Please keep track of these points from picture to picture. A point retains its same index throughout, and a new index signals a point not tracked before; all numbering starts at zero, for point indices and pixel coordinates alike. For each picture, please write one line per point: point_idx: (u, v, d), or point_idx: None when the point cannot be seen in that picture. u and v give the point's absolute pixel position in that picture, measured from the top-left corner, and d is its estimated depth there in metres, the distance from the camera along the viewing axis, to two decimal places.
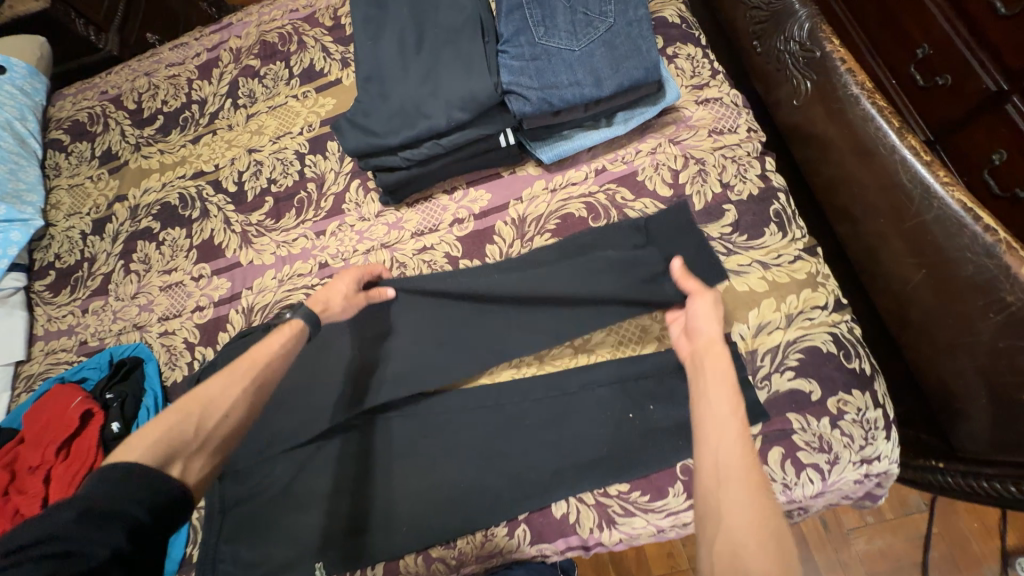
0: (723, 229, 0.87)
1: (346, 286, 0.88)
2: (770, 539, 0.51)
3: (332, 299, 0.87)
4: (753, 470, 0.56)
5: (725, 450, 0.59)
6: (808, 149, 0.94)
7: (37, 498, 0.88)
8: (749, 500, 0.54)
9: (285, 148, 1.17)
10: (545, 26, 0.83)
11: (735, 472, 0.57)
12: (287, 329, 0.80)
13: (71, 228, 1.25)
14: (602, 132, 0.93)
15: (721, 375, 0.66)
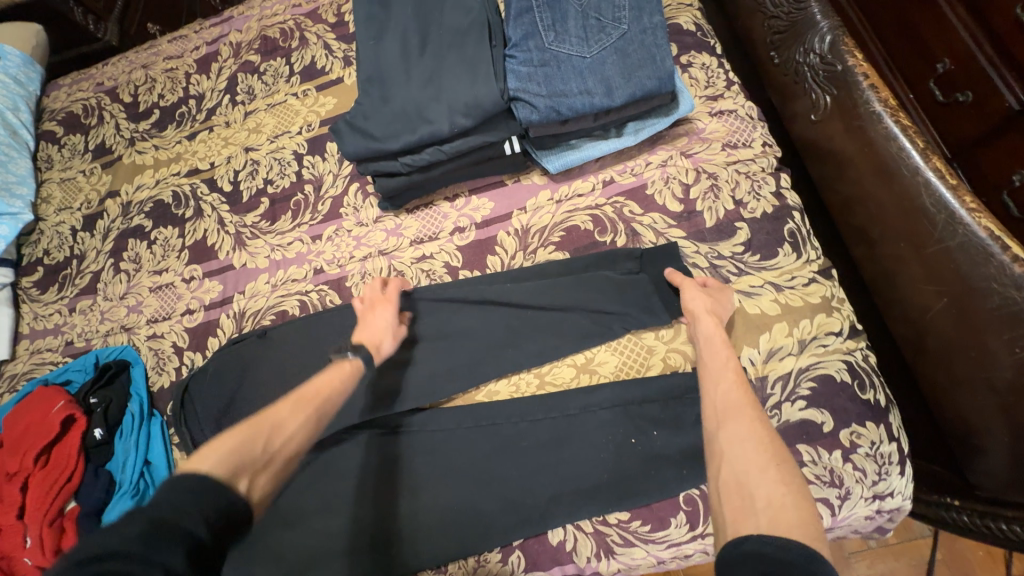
0: (735, 248, 0.83)
1: (390, 322, 0.83)
2: (771, 460, 0.57)
3: (379, 337, 0.81)
4: (751, 407, 0.64)
5: (726, 394, 0.67)
6: (824, 166, 0.90)
7: (14, 507, 0.85)
8: (746, 432, 0.61)
9: (283, 148, 1.13)
10: (556, 31, 0.79)
11: (735, 408, 0.64)
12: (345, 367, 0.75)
13: (61, 224, 1.22)
14: (611, 143, 0.89)
15: (715, 336, 0.74)
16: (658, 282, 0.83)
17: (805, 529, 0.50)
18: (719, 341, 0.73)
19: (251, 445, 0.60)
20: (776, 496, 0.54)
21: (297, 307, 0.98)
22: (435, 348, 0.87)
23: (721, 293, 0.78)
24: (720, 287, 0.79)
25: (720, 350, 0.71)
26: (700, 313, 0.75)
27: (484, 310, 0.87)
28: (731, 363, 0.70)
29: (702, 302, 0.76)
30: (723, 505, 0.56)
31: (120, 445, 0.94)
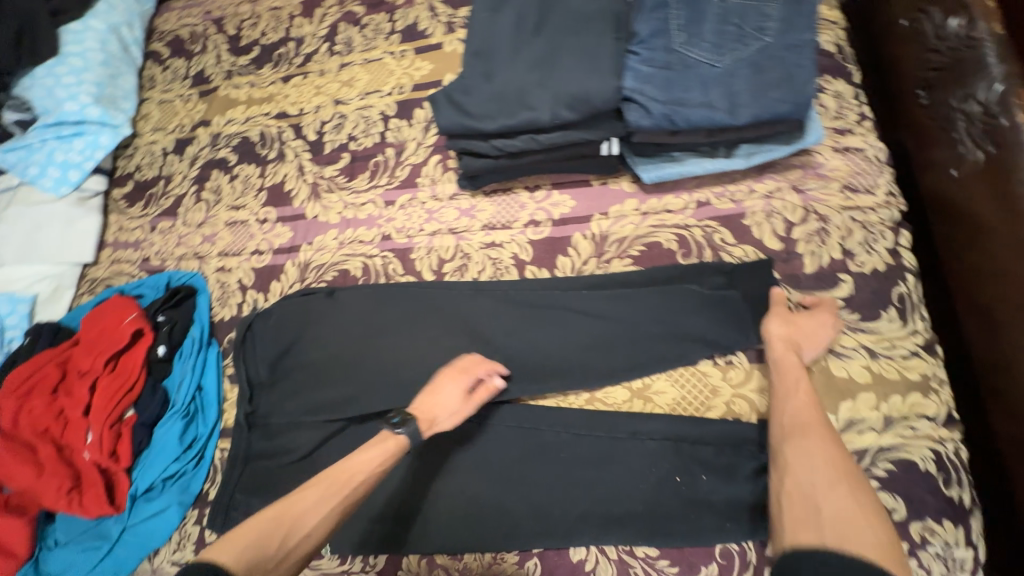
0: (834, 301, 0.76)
1: (455, 400, 0.78)
2: (841, 476, 0.57)
3: (438, 411, 0.77)
4: (824, 425, 0.63)
5: (797, 409, 0.66)
6: (953, 231, 0.80)
7: (80, 405, 0.92)
8: (816, 450, 0.60)
9: (372, 106, 1.12)
10: (688, 32, 0.73)
11: (805, 423, 0.63)
12: (388, 446, 0.74)
13: (154, 143, 1.27)
14: (717, 163, 0.83)
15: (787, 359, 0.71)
16: (736, 326, 0.78)
17: (874, 547, 0.50)
18: (793, 362, 0.70)
19: (268, 539, 0.62)
20: (844, 509, 0.53)
21: (360, 269, 1.00)
22: (490, 341, 0.87)
23: (816, 317, 0.73)
24: (820, 312, 0.74)
25: (794, 368, 0.69)
26: (777, 342, 0.72)
27: (541, 314, 0.86)
28: (808, 388, 0.67)
29: (780, 328, 0.72)
30: (782, 512, 0.56)
31: (178, 366, 0.99)
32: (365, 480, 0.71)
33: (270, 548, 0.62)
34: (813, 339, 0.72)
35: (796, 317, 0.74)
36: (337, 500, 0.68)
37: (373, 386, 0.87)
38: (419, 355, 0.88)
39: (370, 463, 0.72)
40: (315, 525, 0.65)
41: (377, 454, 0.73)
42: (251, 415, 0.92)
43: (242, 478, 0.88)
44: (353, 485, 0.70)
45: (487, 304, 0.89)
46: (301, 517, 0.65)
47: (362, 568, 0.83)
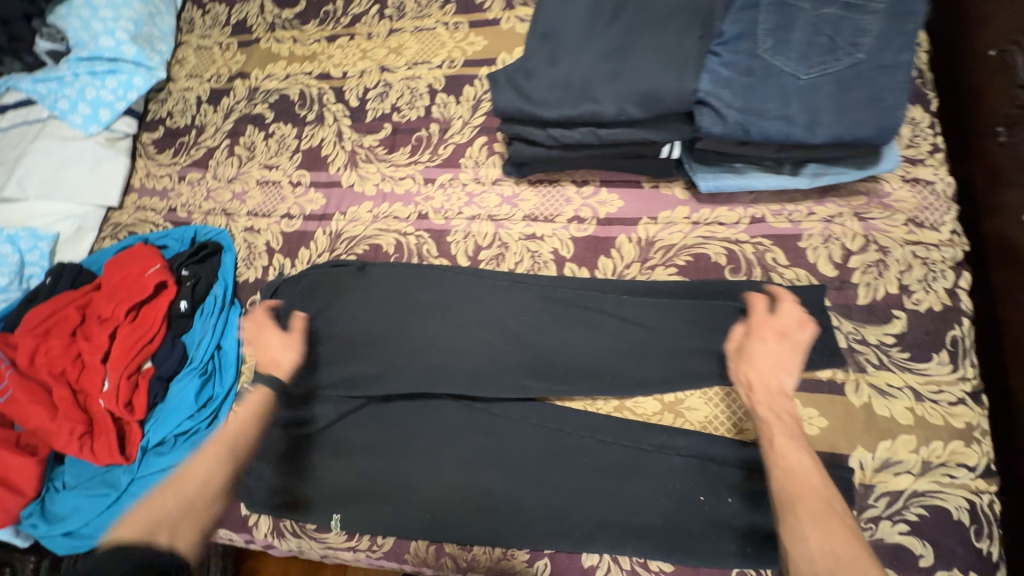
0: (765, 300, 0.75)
1: (275, 339, 0.88)
2: (842, 559, 0.55)
3: (277, 354, 0.86)
4: (813, 493, 0.61)
5: (782, 472, 0.63)
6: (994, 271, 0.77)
7: (99, 351, 0.90)
8: (811, 532, 0.58)
9: (419, 77, 1.08)
10: (776, 38, 0.68)
11: (794, 493, 0.61)
12: (252, 398, 0.83)
13: (188, 90, 1.23)
14: (781, 180, 0.79)
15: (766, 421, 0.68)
16: None
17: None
18: (768, 413, 0.69)
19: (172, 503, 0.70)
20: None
21: (392, 246, 0.97)
22: (520, 336, 0.85)
23: (762, 346, 0.72)
24: (758, 335, 0.73)
25: (771, 423, 0.68)
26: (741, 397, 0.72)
27: (576, 315, 0.84)
28: (784, 446, 0.65)
29: (737, 376, 0.73)
30: None
31: (199, 323, 0.97)
32: (241, 429, 0.80)
33: (168, 504, 0.70)
34: (761, 372, 0.71)
35: (746, 356, 0.73)
36: (218, 450, 0.78)
37: (398, 367, 0.86)
38: (446, 342, 0.86)
39: (240, 417, 0.81)
40: (208, 473, 0.76)
41: (250, 411, 0.82)
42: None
43: None
44: (231, 434, 0.80)
45: (522, 297, 0.87)
46: (187, 476, 0.75)
47: (368, 547, 0.83)
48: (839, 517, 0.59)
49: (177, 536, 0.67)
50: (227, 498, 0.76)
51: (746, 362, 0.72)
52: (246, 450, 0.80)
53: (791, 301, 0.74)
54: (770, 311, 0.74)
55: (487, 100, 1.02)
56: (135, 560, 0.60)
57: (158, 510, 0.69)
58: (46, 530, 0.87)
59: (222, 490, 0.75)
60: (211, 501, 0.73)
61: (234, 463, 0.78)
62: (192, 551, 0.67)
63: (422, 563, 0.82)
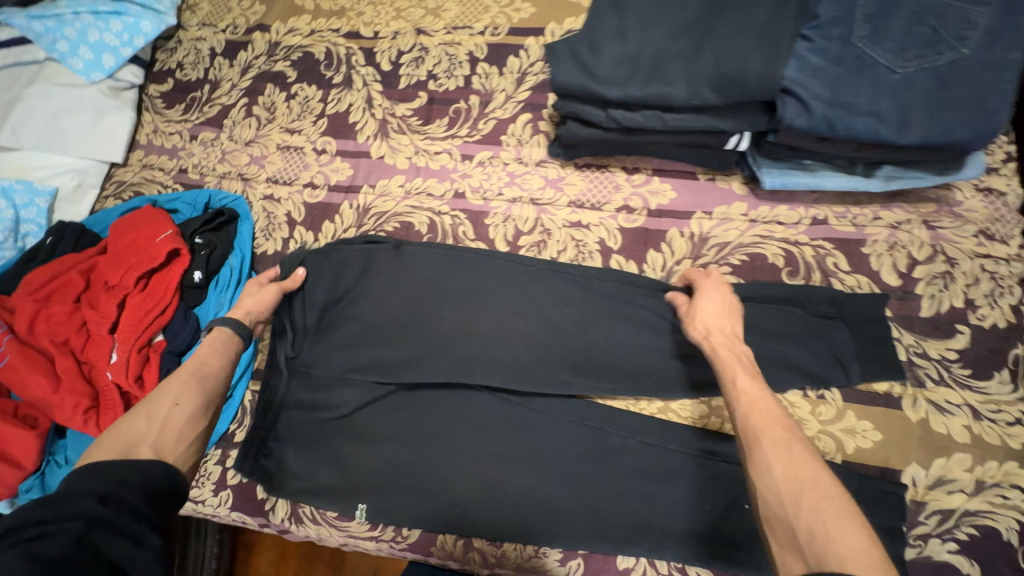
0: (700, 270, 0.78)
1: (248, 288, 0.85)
2: (807, 482, 0.52)
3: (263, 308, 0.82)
4: (773, 420, 0.57)
5: (743, 408, 0.60)
6: None
7: (106, 321, 0.83)
8: (774, 460, 0.54)
9: (459, 44, 1.00)
10: (874, 25, 0.63)
11: (755, 425, 0.58)
12: (213, 336, 0.77)
13: (201, 40, 1.13)
14: (851, 182, 0.75)
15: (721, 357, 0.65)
16: (833, 360, 0.72)
17: (853, 558, 0.45)
18: (728, 354, 0.66)
19: (140, 430, 0.64)
20: (816, 521, 0.49)
21: (425, 225, 0.91)
22: (560, 329, 0.81)
23: (710, 296, 0.73)
24: (708, 289, 0.73)
25: (728, 361, 0.65)
26: (698, 342, 0.69)
27: (622, 309, 0.80)
28: (745, 382, 0.62)
29: (693, 327, 0.71)
30: (772, 538, 0.52)
31: (214, 295, 0.91)
32: (203, 361, 0.74)
33: (145, 426, 0.64)
34: (713, 317, 0.70)
35: (695, 309, 0.72)
36: (184, 377, 0.71)
37: (433, 354, 0.81)
38: (482, 331, 0.81)
39: (202, 354, 0.75)
40: (178, 397, 0.68)
41: (208, 348, 0.76)
42: (291, 359, 0.84)
43: (277, 424, 0.83)
44: (195, 363, 0.73)
45: (565, 289, 0.82)
46: (158, 401, 0.68)
47: (392, 537, 0.80)
48: (802, 442, 0.55)
49: (160, 453, 0.63)
50: (210, 415, 0.71)
51: (700, 312, 0.71)
52: (215, 378, 0.73)
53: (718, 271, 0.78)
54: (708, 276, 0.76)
55: (533, 74, 0.95)
56: (111, 477, 0.57)
57: (133, 431, 0.63)
58: None
59: (200, 409, 0.69)
60: (192, 421, 0.68)
61: (205, 389, 0.71)
62: (180, 465, 0.64)
63: (449, 557, 0.79)
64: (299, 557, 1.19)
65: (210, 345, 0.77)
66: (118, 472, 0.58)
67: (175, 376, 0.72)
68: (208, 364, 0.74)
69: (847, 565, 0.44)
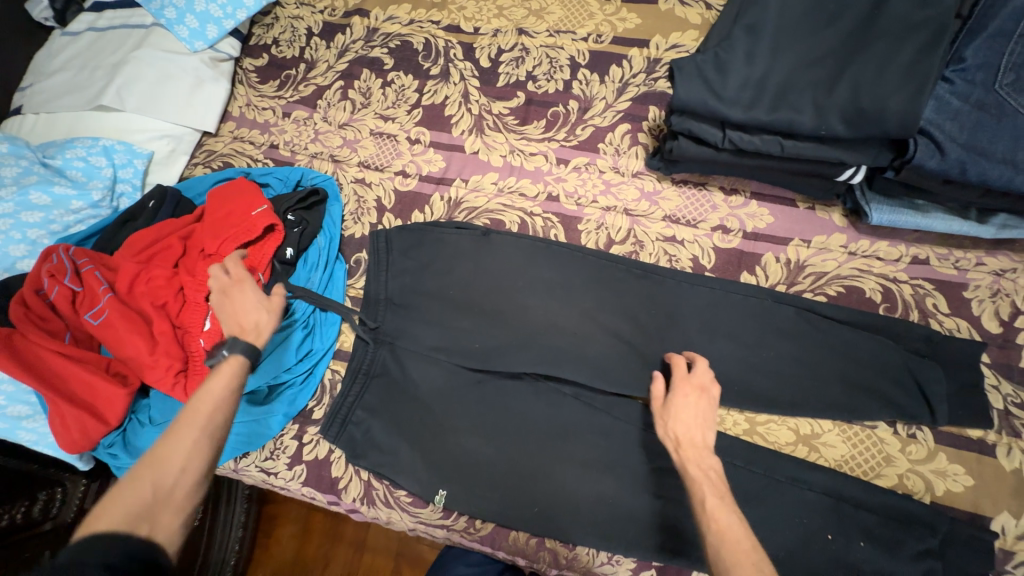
0: (680, 359, 0.74)
1: (254, 301, 0.75)
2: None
3: (251, 319, 0.73)
4: (742, 553, 0.52)
5: (712, 535, 0.55)
6: None
7: (203, 289, 0.85)
8: None
9: (561, 48, 1.01)
10: (1018, 74, 0.64)
11: (726, 561, 0.52)
12: (226, 369, 0.65)
13: (298, 19, 1.14)
14: (960, 226, 0.76)
15: (700, 475, 0.61)
16: (932, 400, 0.72)
17: None
18: (696, 471, 0.62)
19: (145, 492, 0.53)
20: None
21: (516, 224, 0.92)
22: (648, 341, 0.80)
23: (683, 402, 0.69)
24: (678, 392, 0.70)
25: (698, 479, 0.60)
26: (670, 456, 0.66)
27: (718, 328, 0.79)
28: (715, 506, 0.57)
29: (665, 434, 0.68)
30: None
31: (303, 273, 0.93)
32: (216, 403, 0.62)
33: (146, 497, 0.53)
34: (686, 430, 0.66)
35: (669, 411, 0.69)
36: (195, 431, 0.59)
37: (521, 345, 0.81)
38: (570, 332, 0.81)
39: (216, 388, 0.63)
40: (186, 461, 0.57)
41: (220, 383, 0.64)
42: (376, 331, 0.86)
43: (363, 398, 0.84)
44: (210, 410, 0.61)
45: (655, 303, 0.81)
46: (163, 463, 0.55)
47: (464, 528, 0.81)
48: None
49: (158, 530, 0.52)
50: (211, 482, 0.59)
51: (671, 418, 0.68)
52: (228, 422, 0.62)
53: (700, 360, 0.74)
54: (686, 370, 0.72)
55: (635, 85, 0.96)
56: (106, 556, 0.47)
57: (135, 500, 0.53)
58: (124, 461, 0.85)
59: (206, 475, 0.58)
60: (196, 489, 0.57)
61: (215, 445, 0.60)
62: (173, 546, 0.54)
63: (518, 554, 0.79)
64: (320, 532, 1.18)
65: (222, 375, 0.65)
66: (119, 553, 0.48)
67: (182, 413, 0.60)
68: (222, 404, 0.62)
69: None
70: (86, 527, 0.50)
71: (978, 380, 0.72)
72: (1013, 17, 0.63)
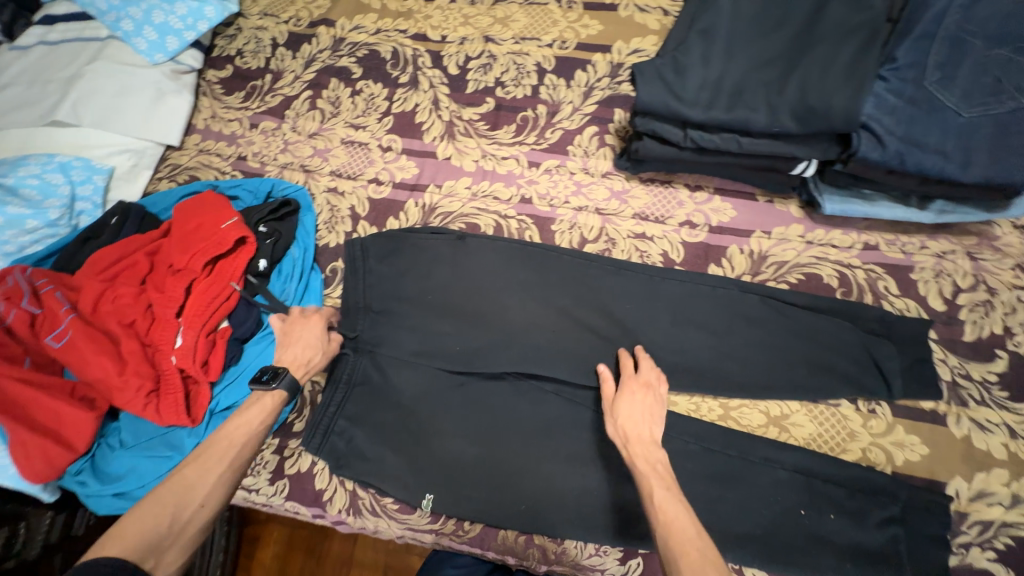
0: (628, 356, 0.78)
1: (317, 337, 0.80)
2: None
3: (307, 356, 0.78)
4: (688, 540, 0.57)
5: (660, 525, 0.60)
6: None
7: (173, 305, 0.83)
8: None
9: (526, 54, 1.03)
10: (944, 72, 0.69)
11: (673, 548, 0.57)
12: (265, 406, 0.72)
13: (262, 29, 1.14)
14: (906, 213, 0.81)
15: (650, 469, 0.66)
16: (888, 376, 0.76)
17: None
18: (643, 465, 0.67)
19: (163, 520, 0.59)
20: None
21: (491, 227, 0.93)
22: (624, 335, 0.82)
23: (631, 398, 0.74)
24: (627, 389, 0.74)
25: (645, 473, 0.66)
26: (620, 452, 0.71)
27: (689, 318, 0.82)
28: (662, 497, 0.62)
29: (615, 430, 0.72)
30: None
31: (279, 284, 0.91)
32: (245, 440, 0.68)
33: (165, 524, 0.58)
34: (635, 428, 0.71)
35: (618, 408, 0.74)
36: (221, 469, 0.64)
37: (501, 346, 0.82)
38: (548, 330, 0.83)
39: (249, 423, 0.70)
40: (206, 495, 0.62)
41: (253, 420, 0.70)
42: (356, 340, 0.85)
43: (345, 406, 0.83)
44: (237, 449, 0.67)
45: (629, 297, 0.84)
46: (187, 493, 0.61)
47: (453, 531, 0.81)
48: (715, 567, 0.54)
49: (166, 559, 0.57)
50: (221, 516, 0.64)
51: (620, 416, 0.73)
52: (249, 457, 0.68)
53: (645, 354, 0.79)
54: (634, 369, 0.77)
55: (600, 88, 0.99)
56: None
57: (155, 526, 0.58)
58: (93, 488, 0.81)
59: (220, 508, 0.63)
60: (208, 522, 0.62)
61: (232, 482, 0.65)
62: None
63: (508, 553, 0.80)
64: (305, 551, 1.15)
65: (256, 408, 0.72)
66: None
67: (211, 444, 0.66)
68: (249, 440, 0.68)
69: None
70: (104, 546, 0.56)
71: (927, 356, 0.78)
72: (936, 20, 0.69)
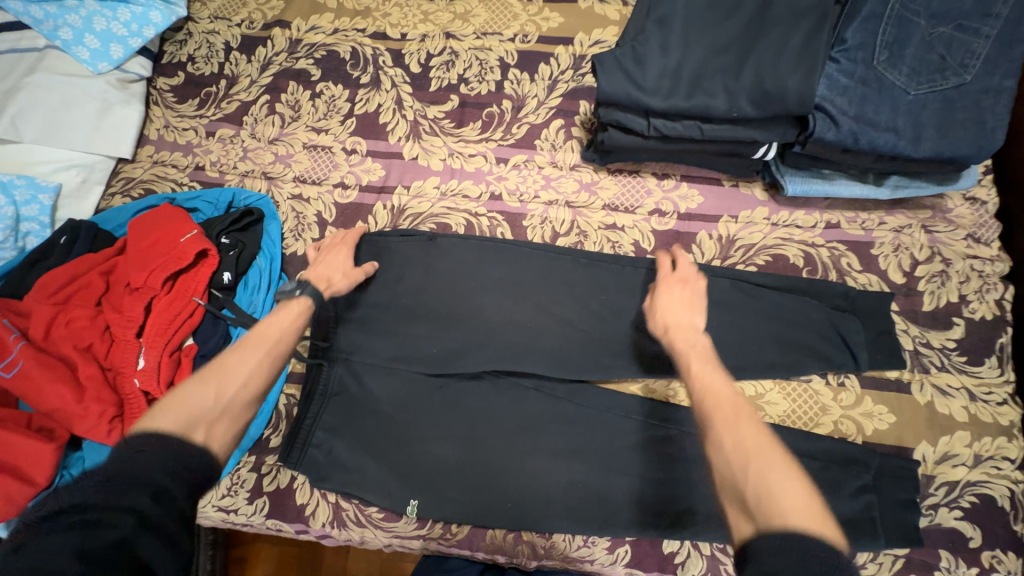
0: (667, 258, 0.80)
1: (341, 260, 0.82)
2: (752, 450, 0.53)
3: (332, 274, 0.80)
4: (724, 400, 0.59)
5: (699, 391, 0.61)
6: None
7: (133, 325, 0.79)
8: (732, 429, 0.55)
9: (488, 49, 1.02)
10: (891, 52, 0.71)
11: (707, 402, 0.59)
12: (294, 309, 0.71)
13: (213, 33, 1.09)
14: (865, 189, 0.84)
15: (690, 348, 0.67)
16: (856, 350, 0.79)
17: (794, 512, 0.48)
18: (683, 344, 0.68)
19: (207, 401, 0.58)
20: (762, 486, 0.50)
21: (462, 226, 0.92)
22: (601, 327, 0.83)
23: (669, 292, 0.75)
24: (665, 284, 0.76)
25: (685, 353, 0.67)
26: (659, 338, 0.72)
27: None
28: (699, 369, 0.63)
29: (655, 323, 0.73)
30: (727, 502, 0.52)
31: (245, 296, 0.89)
32: (280, 337, 0.67)
33: (207, 403, 0.58)
34: (675, 314, 0.72)
35: (657, 302, 0.75)
36: (258, 359, 0.64)
37: (479, 345, 0.81)
38: (525, 326, 0.83)
39: (281, 323, 0.69)
40: (246, 381, 0.62)
41: (286, 320, 0.70)
42: (328, 349, 0.83)
43: (322, 415, 0.82)
44: (274, 340, 0.67)
45: (603, 289, 0.84)
46: (226, 377, 0.61)
47: (441, 535, 0.81)
48: (749, 417, 0.57)
49: (212, 436, 0.56)
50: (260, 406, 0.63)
51: (659, 308, 0.74)
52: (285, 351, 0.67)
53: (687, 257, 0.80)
54: (671, 268, 0.79)
55: (564, 81, 0.99)
56: (165, 450, 0.51)
57: (195, 405, 0.57)
58: None
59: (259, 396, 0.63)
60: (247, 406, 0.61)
61: (270, 372, 0.64)
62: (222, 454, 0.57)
63: (498, 551, 0.80)
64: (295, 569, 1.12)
65: (288, 310, 0.72)
66: (178, 449, 0.51)
67: (249, 339, 0.66)
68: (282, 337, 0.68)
69: (790, 517, 0.47)
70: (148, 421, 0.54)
71: (891, 327, 0.80)
72: (881, 1, 0.71)
